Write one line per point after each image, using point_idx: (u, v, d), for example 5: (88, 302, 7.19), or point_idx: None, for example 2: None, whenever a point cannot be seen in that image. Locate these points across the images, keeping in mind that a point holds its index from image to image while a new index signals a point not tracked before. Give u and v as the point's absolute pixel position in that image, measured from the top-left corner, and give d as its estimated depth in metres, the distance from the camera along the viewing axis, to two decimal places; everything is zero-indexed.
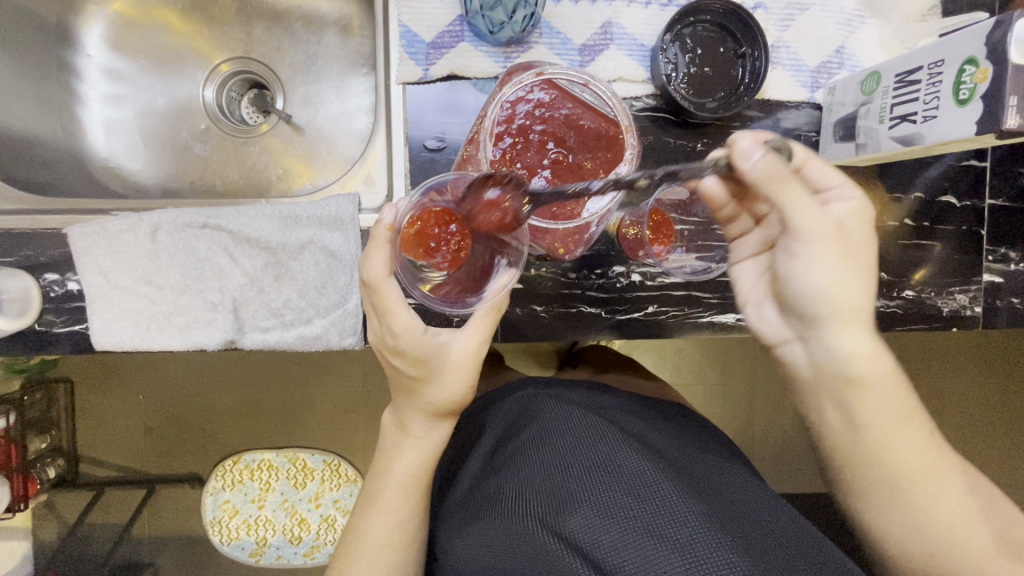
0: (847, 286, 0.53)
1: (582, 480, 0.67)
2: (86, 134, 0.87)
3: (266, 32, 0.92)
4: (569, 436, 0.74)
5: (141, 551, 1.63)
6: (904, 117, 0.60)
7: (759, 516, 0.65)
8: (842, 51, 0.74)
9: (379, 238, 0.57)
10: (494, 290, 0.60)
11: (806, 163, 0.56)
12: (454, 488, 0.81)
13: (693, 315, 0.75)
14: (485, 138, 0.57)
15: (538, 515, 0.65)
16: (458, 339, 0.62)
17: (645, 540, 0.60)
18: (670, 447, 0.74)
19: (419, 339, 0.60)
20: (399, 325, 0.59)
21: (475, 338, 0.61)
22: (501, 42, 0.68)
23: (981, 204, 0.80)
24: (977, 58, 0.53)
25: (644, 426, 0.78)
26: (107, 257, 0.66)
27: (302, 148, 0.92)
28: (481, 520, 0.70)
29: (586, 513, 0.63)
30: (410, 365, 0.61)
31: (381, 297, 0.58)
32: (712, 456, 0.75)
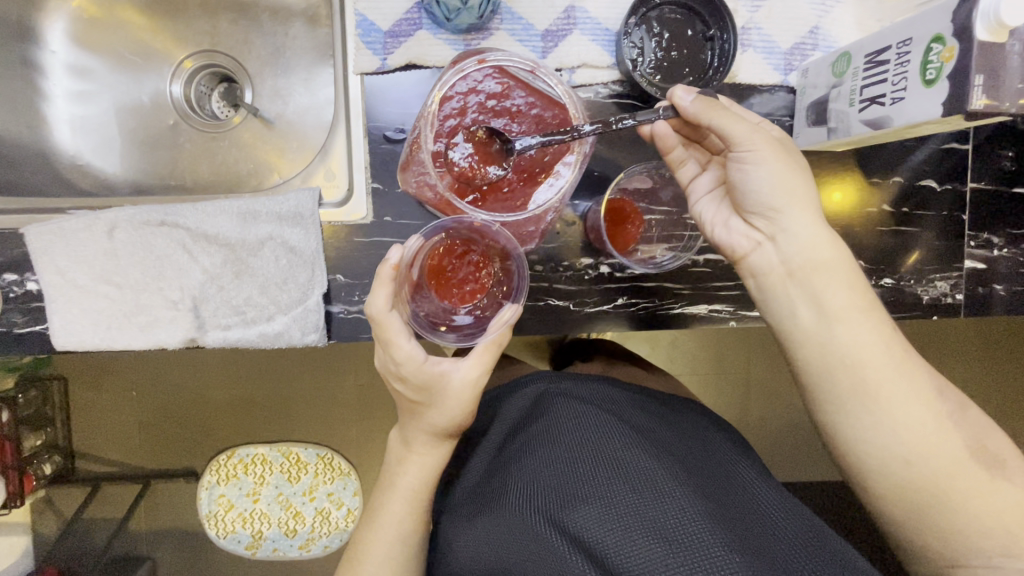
0: (797, 183, 0.58)
1: (588, 477, 0.66)
2: (51, 132, 0.86)
3: (232, 25, 0.90)
4: (578, 434, 0.72)
5: (139, 545, 1.65)
6: (873, 99, 0.58)
7: (760, 516, 0.64)
8: (816, 31, 0.72)
9: (382, 276, 0.62)
10: (494, 325, 0.65)
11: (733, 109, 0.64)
12: (461, 482, 0.80)
13: (664, 307, 0.74)
14: (428, 131, 0.55)
15: (543, 512, 0.64)
16: (459, 368, 0.66)
17: (648, 538, 0.59)
18: (680, 446, 0.73)
19: (420, 367, 0.65)
20: (401, 354, 0.64)
21: (478, 368, 0.66)
22: (460, 29, 0.66)
23: (962, 188, 0.78)
24: (943, 35, 0.50)
25: (653, 424, 0.76)
26: (64, 257, 0.65)
27: (275, 141, 0.91)
28: (487, 514, 0.70)
29: (589, 511, 0.62)
30: (412, 390, 0.67)
31: (383, 329, 0.63)
32: (724, 456, 0.73)
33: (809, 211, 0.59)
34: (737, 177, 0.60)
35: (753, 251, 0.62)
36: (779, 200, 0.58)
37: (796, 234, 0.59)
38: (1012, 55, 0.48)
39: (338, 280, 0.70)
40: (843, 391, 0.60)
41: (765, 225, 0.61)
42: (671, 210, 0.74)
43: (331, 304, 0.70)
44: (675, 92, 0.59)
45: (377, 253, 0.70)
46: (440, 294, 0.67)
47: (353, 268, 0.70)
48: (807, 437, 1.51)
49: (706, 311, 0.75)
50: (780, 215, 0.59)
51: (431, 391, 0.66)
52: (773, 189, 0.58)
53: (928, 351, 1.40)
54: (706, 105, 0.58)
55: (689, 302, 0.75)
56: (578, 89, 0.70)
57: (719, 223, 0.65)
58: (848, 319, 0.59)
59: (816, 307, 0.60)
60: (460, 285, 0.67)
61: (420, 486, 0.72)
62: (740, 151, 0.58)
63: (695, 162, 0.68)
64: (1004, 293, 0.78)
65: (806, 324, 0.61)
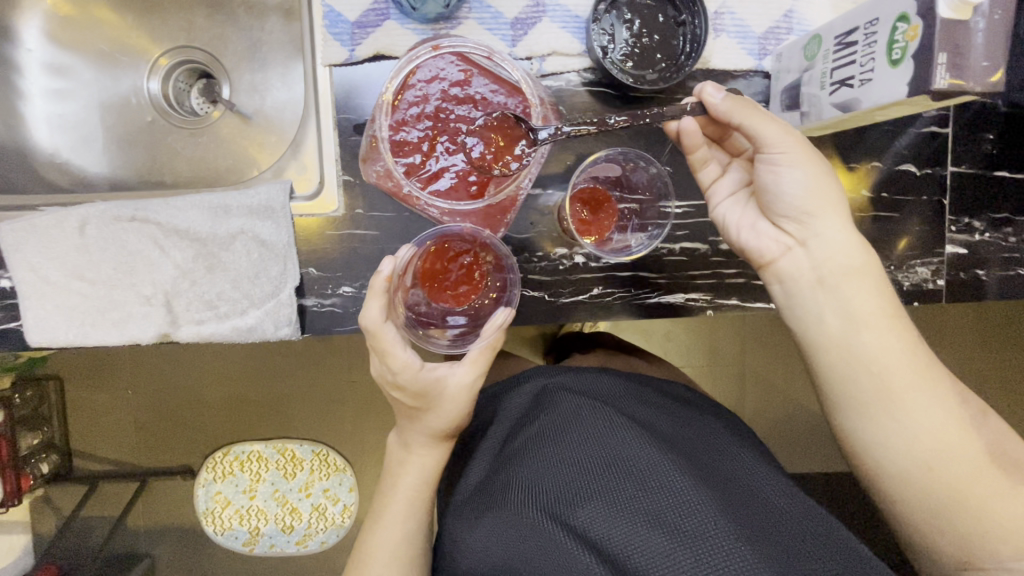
0: (827, 188, 0.59)
1: (592, 475, 0.66)
2: (30, 131, 0.86)
3: (208, 20, 0.90)
4: (579, 429, 0.71)
5: (137, 542, 1.66)
6: (843, 82, 0.57)
7: (764, 504, 0.63)
8: (790, 15, 0.71)
9: (376, 287, 0.62)
10: (488, 330, 0.67)
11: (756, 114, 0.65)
12: (459, 483, 0.77)
13: (640, 297, 0.74)
14: (382, 117, 0.55)
15: (551, 510, 0.64)
16: (455, 371, 0.68)
17: (656, 534, 0.59)
18: (685, 438, 0.71)
19: (417, 374, 0.66)
20: (398, 364, 0.64)
21: (473, 372, 0.68)
22: (428, 18, 0.66)
23: (943, 172, 0.77)
24: (908, 14, 0.49)
25: (653, 414, 0.75)
26: (36, 253, 0.65)
27: (254, 137, 0.91)
28: (490, 510, 0.68)
29: (598, 508, 0.62)
30: (409, 398, 0.67)
31: (378, 340, 0.63)
32: (727, 444, 0.72)
33: (841, 219, 0.59)
34: (770, 181, 0.59)
35: (783, 256, 0.62)
36: (812, 205, 0.59)
37: (829, 239, 0.59)
38: (977, 33, 0.47)
39: (311, 273, 0.70)
40: (867, 396, 0.59)
41: (795, 230, 0.61)
42: (643, 197, 0.72)
43: (304, 297, 0.70)
44: (704, 91, 0.58)
45: (349, 246, 0.70)
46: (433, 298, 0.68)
47: (326, 262, 0.70)
48: (803, 428, 1.50)
49: (683, 300, 0.74)
50: (812, 220, 0.59)
51: (428, 396, 0.67)
52: (809, 194, 0.59)
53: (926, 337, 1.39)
54: (738, 104, 0.57)
55: (666, 291, 0.74)
56: (549, 77, 0.70)
57: (747, 228, 0.64)
58: (869, 325, 0.59)
59: (839, 311, 0.60)
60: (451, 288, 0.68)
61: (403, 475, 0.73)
62: (773, 154, 0.58)
63: (715, 163, 0.68)
64: (986, 279, 0.78)
65: (828, 330, 0.61)
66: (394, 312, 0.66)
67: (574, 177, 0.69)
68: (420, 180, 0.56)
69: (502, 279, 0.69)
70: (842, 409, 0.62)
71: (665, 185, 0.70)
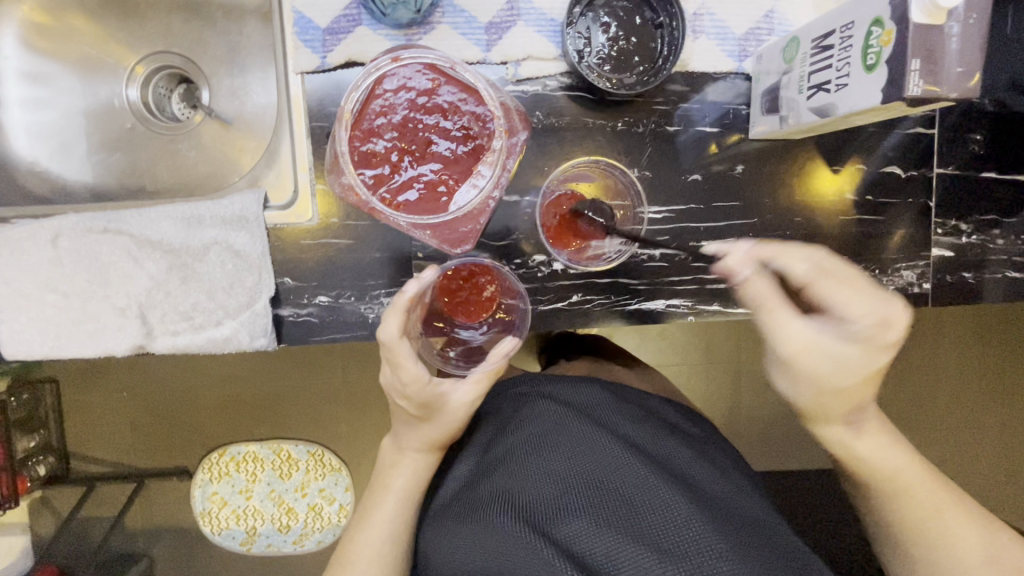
0: (824, 401, 0.58)
1: (573, 488, 0.66)
2: (8, 140, 0.86)
3: (185, 25, 0.89)
4: (560, 440, 0.71)
5: (135, 543, 1.68)
6: (820, 86, 0.56)
7: (739, 518, 0.64)
8: (771, 15, 0.69)
9: (398, 304, 0.61)
10: (494, 356, 0.67)
11: (810, 283, 0.54)
12: (439, 491, 0.77)
13: (620, 303, 0.73)
14: (343, 130, 0.53)
15: (532, 519, 0.63)
16: (458, 389, 0.67)
17: (636, 548, 0.59)
18: (664, 450, 0.71)
19: (424, 387, 0.64)
20: (408, 376, 0.63)
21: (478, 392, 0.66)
22: (400, 24, 0.65)
23: (930, 174, 0.75)
24: (882, 18, 0.48)
25: (635, 425, 0.74)
26: (9, 267, 0.65)
27: (234, 143, 0.90)
28: (471, 518, 0.68)
29: (579, 520, 0.62)
30: (414, 408, 0.65)
31: (391, 353, 0.62)
32: (705, 459, 0.72)
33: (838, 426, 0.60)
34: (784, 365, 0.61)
35: None
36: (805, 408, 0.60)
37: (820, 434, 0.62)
38: (951, 38, 0.46)
39: (286, 283, 0.69)
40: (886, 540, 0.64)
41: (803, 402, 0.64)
42: (622, 204, 0.72)
43: (280, 307, 0.69)
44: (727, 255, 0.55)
45: (324, 255, 0.69)
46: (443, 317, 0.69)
47: (301, 271, 0.69)
48: (797, 427, 1.49)
49: (664, 306, 0.74)
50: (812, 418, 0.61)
51: (432, 408, 0.66)
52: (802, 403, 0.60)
53: (922, 334, 1.38)
54: (752, 289, 0.55)
55: (646, 297, 0.74)
56: (525, 82, 0.69)
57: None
58: (903, 475, 0.61)
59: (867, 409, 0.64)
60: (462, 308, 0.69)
61: (391, 477, 0.73)
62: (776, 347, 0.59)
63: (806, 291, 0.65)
64: (973, 281, 0.77)
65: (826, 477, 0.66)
66: (410, 325, 0.65)
67: (546, 184, 0.70)
68: (388, 192, 0.55)
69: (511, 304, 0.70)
70: (876, 471, 0.61)
71: (636, 196, 0.72)
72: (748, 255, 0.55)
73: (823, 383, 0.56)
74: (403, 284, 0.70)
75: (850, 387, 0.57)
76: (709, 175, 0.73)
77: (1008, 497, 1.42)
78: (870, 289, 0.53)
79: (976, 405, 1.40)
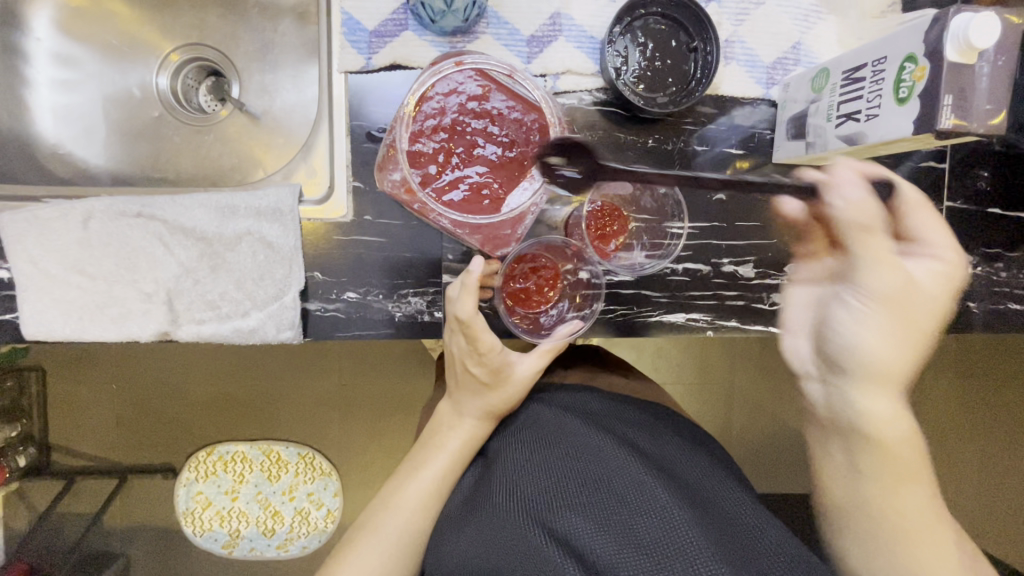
0: (893, 352, 0.57)
1: (575, 486, 0.65)
2: (34, 121, 0.85)
3: (221, 19, 0.90)
4: (566, 443, 0.71)
5: (113, 540, 1.62)
6: (849, 115, 0.58)
7: (739, 514, 0.62)
8: (798, 47, 0.73)
9: (469, 284, 0.63)
10: (559, 335, 0.69)
11: (909, 210, 0.59)
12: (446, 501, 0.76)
13: (641, 315, 0.75)
14: (402, 130, 0.55)
15: (533, 513, 0.63)
16: (524, 361, 0.70)
17: (635, 543, 0.57)
18: (666, 457, 0.71)
19: (497, 355, 0.67)
20: (485, 346, 0.65)
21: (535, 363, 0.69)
22: (446, 32, 0.67)
23: (940, 207, 0.79)
24: (915, 55, 0.51)
25: (639, 435, 0.75)
26: (37, 245, 0.64)
27: (260, 137, 0.91)
28: (474, 517, 0.67)
29: (579, 514, 0.61)
30: (484, 374, 0.68)
31: (469, 328, 0.64)
32: (704, 464, 0.71)
33: (881, 390, 0.58)
34: (830, 313, 0.59)
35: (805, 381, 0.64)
36: (863, 366, 0.58)
37: (852, 401, 0.59)
38: (982, 77, 0.49)
39: (315, 278, 0.69)
40: None
41: (823, 368, 0.61)
42: (652, 217, 0.73)
43: (307, 301, 0.70)
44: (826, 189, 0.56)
45: (355, 252, 0.70)
46: (522, 290, 0.71)
47: (331, 266, 0.70)
48: (787, 450, 1.51)
49: (684, 319, 0.75)
50: (845, 375, 0.59)
51: (499, 378, 0.69)
52: (874, 360, 0.57)
53: None
54: (856, 214, 0.54)
55: (667, 310, 0.75)
56: (562, 95, 0.71)
57: (794, 329, 0.64)
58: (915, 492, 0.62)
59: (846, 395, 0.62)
60: (536, 286, 0.71)
61: (449, 437, 0.74)
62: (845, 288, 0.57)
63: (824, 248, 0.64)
64: (976, 312, 0.80)
65: None
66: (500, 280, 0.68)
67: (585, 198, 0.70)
68: (436, 190, 0.56)
69: (585, 296, 0.73)
70: None
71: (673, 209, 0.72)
72: (852, 174, 0.56)
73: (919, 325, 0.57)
74: (431, 285, 0.71)
75: (903, 318, 0.56)
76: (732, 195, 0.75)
77: (990, 527, 1.46)
78: (934, 221, 0.59)
79: (961, 436, 1.45)
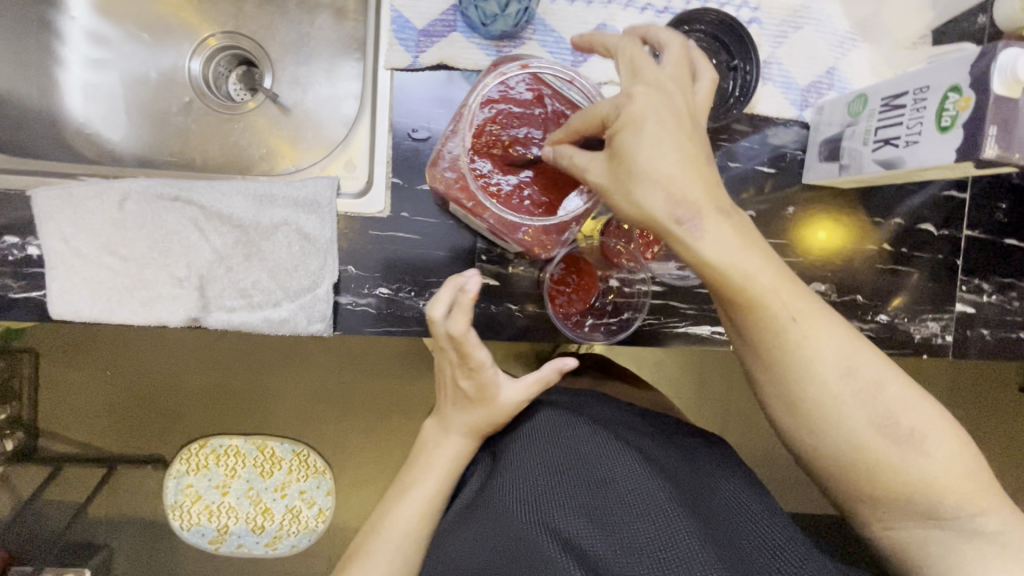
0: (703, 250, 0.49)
1: (578, 488, 0.62)
2: (63, 99, 0.84)
3: (257, 9, 0.90)
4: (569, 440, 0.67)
5: (96, 531, 1.55)
6: (887, 141, 0.60)
7: (748, 511, 0.60)
8: (832, 72, 0.74)
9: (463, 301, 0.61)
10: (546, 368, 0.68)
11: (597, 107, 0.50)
12: (448, 507, 0.72)
13: (667, 325, 0.75)
14: (465, 128, 0.55)
15: (537, 514, 0.59)
16: (511, 387, 0.68)
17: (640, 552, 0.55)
18: (670, 459, 0.68)
19: (488, 371, 0.65)
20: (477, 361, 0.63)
21: (522, 399, 0.68)
22: (493, 35, 0.67)
23: (958, 235, 0.81)
24: (960, 85, 0.53)
25: (644, 437, 0.71)
26: (70, 223, 0.64)
27: (289, 128, 0.90)
28: (475, 521, 0.63)
29: (585, 518, 0.59)
30: (470, 389, 0.66)
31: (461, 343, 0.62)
32: (711, 463, 0.68)
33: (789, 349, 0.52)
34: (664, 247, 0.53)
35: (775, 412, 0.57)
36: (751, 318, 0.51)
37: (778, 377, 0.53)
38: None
39: (348, 272, 0.69)
40: None
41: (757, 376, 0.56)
42: None
43: (339, 294, 0.69)
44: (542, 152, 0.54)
45: (389, 248, 0.70)
46: (567, 290, 0.72)
47: (364, 261, 0.69)
48: (781, 470, 1.51)
49: (710, 332, 0.76)
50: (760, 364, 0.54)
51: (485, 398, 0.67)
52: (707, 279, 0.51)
53: None
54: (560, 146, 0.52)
55: (693, 322, 0.75)
56: None
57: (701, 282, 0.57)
58: None
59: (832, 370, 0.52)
60: (580, 288, 0.72)
61: (434, 457, 0.71)
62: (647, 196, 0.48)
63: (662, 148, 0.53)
64: (989, 339, 0.81)
65: None
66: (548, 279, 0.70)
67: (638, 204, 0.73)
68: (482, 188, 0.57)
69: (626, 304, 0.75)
70: None
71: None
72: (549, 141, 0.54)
73: (620, 176, 0.49)
74: None
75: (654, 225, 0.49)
76: (760, 213, 0.76)
77: None
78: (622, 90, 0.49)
79: None
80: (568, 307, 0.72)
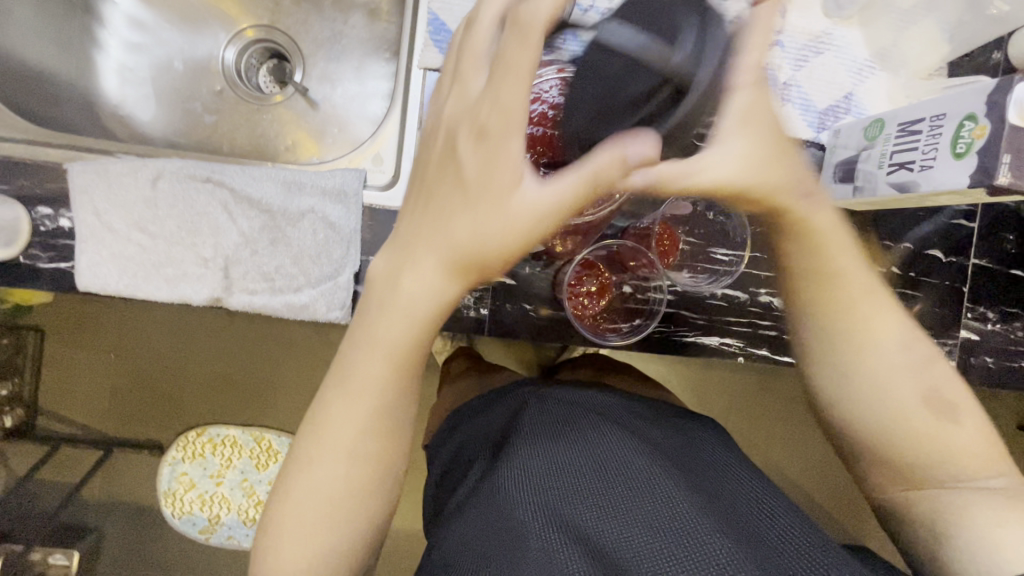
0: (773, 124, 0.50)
1: (584, 473, 0.61)
2: (98, 79, 0.87)
3: (294, 5, 0.93)
4: (573, 427, 0.67)
5: (86, 515, 1.54)
6: (903, 164, 0.62)
7: (752, 502, 0.60)
8: (850, 97, 0.76)
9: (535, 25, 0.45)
10: (599, 155, 0.43)
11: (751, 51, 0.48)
12: (450, 494, 0.69)
13: (677, 334, 0.76)
14: None
15: (544, 501, 0.58)
16: (534, 186, 0.44)
17: (647, 535, 0.54)
18: (673, 445, 0.68)
19: (504, 139, 0.42)
20: (504, 88, 0.41)
21: (548, 205, 0.44)
22: None
23: (965, 262, 0.83)
24: (976, 114, 0.56)
25: (644, 424, 0.71)
26: (105, 199, 0.66)
27: (315, 122, 0.92)
28: (476, 507, 0.61)
29: (592, 502, 0.58)
30: (468, 150, 0.43)
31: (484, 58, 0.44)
32: (713, 452, 0.68)
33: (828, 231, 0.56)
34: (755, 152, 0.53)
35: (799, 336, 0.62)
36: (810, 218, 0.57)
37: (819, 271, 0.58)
38: None
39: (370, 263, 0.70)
40: None
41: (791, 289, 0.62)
42: (698, 241, 0.76)
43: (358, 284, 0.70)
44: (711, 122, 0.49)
45: None
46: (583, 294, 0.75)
47: None
48: None
49: (717, 343, 0.77)
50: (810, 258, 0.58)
51: (487, 191, 0.44)
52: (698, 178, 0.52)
53: None
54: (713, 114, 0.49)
55: (702, 332, 0.77)
56: None
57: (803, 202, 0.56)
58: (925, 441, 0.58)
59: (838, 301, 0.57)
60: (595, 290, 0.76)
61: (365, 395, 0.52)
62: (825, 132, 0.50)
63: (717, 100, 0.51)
64: (992, 367, 0.82)
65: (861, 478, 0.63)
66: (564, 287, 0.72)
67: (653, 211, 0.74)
68: None
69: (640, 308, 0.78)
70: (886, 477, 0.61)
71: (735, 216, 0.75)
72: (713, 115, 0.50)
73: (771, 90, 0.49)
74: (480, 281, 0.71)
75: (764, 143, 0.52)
76: None
77: None
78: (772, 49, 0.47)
79: None
80: (585, 313, 0.75)
